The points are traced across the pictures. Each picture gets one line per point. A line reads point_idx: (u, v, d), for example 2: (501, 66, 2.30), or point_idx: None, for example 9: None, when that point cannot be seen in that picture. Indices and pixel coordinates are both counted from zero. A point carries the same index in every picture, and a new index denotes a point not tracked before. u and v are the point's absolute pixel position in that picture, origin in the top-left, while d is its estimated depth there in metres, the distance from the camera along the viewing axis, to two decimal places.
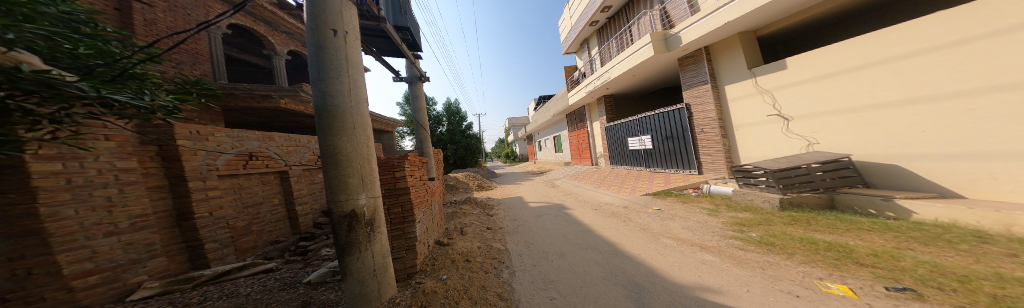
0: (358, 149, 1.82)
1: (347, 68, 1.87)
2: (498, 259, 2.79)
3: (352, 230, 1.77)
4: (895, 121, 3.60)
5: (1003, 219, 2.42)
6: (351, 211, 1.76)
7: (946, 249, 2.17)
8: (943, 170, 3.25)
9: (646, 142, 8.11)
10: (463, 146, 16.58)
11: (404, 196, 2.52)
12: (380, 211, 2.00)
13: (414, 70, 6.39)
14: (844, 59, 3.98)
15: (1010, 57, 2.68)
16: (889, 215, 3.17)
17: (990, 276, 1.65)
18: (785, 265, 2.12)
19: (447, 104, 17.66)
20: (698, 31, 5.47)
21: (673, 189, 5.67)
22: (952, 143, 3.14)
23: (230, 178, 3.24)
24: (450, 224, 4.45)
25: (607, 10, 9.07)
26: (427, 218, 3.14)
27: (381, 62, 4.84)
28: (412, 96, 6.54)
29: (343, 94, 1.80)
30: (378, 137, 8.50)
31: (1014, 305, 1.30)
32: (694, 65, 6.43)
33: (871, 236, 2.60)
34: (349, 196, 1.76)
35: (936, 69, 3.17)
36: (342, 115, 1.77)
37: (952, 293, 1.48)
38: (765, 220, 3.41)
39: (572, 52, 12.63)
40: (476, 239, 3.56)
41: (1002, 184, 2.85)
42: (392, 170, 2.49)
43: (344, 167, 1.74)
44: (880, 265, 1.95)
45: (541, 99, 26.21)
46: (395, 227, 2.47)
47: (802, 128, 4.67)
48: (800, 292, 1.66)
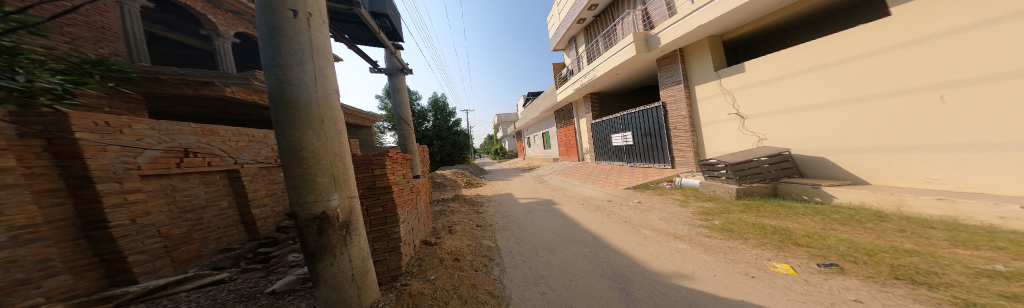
0: (328, 146, 1.67)
1: (312, 55, 1.69)
2: (488, 256, 2.77)
3: (322, 234, 1.63)
4: (825, 120, 4.25)
5: (897, 200, 3.05)
6: (319, 215, 1.60)
7: (858, 227, 2.67)
8: (858, 161, 3.91)
9: (628, 138, 8.58)
10: (451, 142, 16.09)
11: (384, 195, 2.39)
12: (357, 212, 1.88)
13: (396, 62, 5.98)
14: (790, 64, 4.57)
15: (910, 67, 3.31)
16: (817, 200, 3.79)
17: (888, 249, 2.07)
18: (743, 249, 2.42)
19: (432, 98, 16.99)
20: (674, 33, 5.85)
21: (650, 183, 6.07)
22: (867, 139, 3.79)
23: (157, 179, 2.76)
24: (438, 223, 4.33)
25: (593, 8, 9.28)
26: (412, 218, 3.00)
27: (356, 52, 4.44)
28: (397, 89, 6.05)
29: (308, 82, 1.63)
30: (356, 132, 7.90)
31: (906, 273, 1.66)
32: (670, 65, 6.88)
33: (805, 219, 3.07)
34: (322, 195, 1.63)
35: (858, 75, 3.79)
36: (304, 105, 1.59)
37: (863, 266, 1.83)
38: (724, 208, 3.85)
39: (560, 48, 12.84)
40: (466, 237, 3.51)
41: (896, 172, 3.55)
42: (371, 168, 2.34)
43: (313, 163, 1.59)
44: (814, 245, 2.31)
45: (532, 96, 27.25)
46: (374, 229, 2.34)
47: (756, 126, 5.30)
48: (755, 273, 1.92)
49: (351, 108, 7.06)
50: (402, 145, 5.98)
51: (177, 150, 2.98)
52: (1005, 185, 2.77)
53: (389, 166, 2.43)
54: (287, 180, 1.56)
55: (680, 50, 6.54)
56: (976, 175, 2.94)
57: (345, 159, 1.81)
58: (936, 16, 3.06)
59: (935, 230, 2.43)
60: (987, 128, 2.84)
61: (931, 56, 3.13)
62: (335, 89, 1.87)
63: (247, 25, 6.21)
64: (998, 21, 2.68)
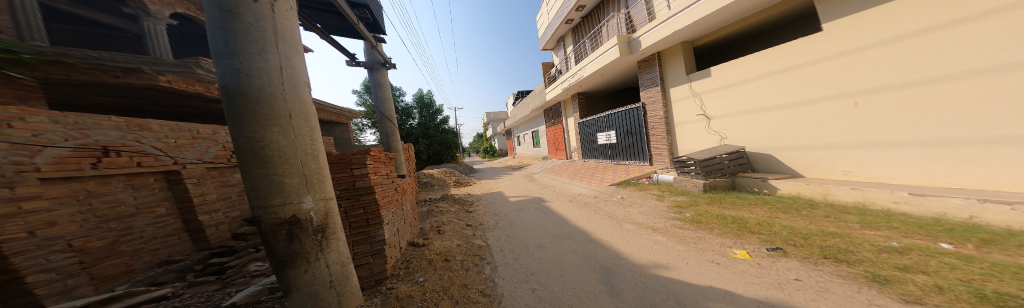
0: (297, 145, 1.53)
1: (276, 44, 1.51)
2: (479, 256, 2.75)
3: (294, 240, 1.49)
4: (775, 121, 4.81)
5: (823, 190, 3.68)
6: (288, 219, 1.46)
7: (796, 214, 3.13)
8: (801, 158, 4.50)
9: (612, 137, 8.99)
10: (438, 141, 15.65)
11: (365, 197, 2.27)
12: (333, 215, 1.76)
13: (377, 55, 5.51)
14: (749, 70, 5.09)
15: (841, 75, 3.88)
16: (764, 191, 4.38)
17: (818, 232, 2.47)
18: (709, 238, 2.70)
19: (418, 95, 16.55)
20: (652, 38, 6.18)
21: (632, 179, 6.42)
22: (807, 138, 4.37)
23: (63, 183, 2.08)
24: (426, 223, 4.22)
25: (581, 9, 9.50)
26: (397, 220, 2.88)
27: (330, 43, 4.08)
28: (378, 84, 5.58)
29: (271, 72, 1.45)
30: (332, 129, 7.33)
31: (830, 253, 2.06)
32: (649, 68, 7.26)
33: (756, 209, 3.50)
34: (294, 198, 1.50)
35: (801, 81, 4.35)
36: (267, 98, 1.42)
37: (799, 248, 2.20)
38: (694, 201, 4.23)
39: (549, 48, 13.01)
40: (456, 237, 3.44)
41: (829, 167, 4.15)
42: (349, 167, 2.21)
43: (280, 163, 1.44)
44: (761, 231, 2.68)
45: (522, 95, 27.28)
46: (355, 232, 2.22)
47: (720, 126, 5.82)
48: (719, 259, 2.21)
49: (325, 103, 6.52)
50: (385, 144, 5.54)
51: (94, 149, 2.26)
52: (904, 177, 3.39)
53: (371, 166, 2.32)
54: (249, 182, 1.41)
55: (658, 54, 6.92)
56: (891, 168, 3.51)
57: (319, 160, 1.68)
58: (862, 32, 3.62)
59: (849, 215, 2.96)
60: (905, 126, 3.35)
61: (857, 66, 3.70)
62: (305, 81, 1.70)
63: (186, 5, 5.36)
64: (921, 32, 3.11)
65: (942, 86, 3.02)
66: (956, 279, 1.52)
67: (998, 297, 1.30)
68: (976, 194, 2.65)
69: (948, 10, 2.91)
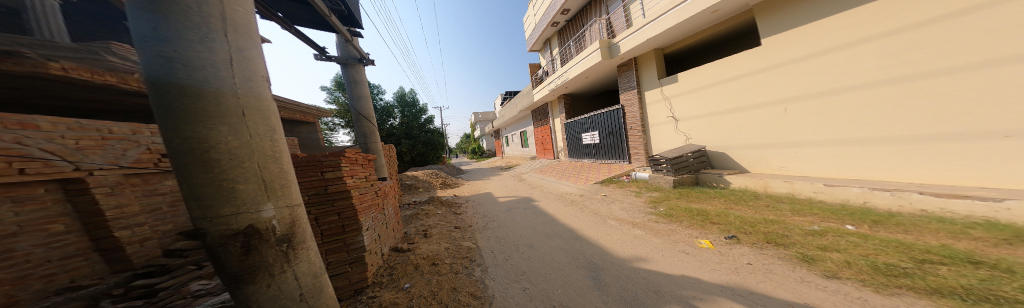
0: (254, 146, 1.15)
1: (230, 31, 1.16)
2: (468, 258, 2.68)
3: (249, 255, 1.11)
4: (733, 123, 5.35)
5: (764, 183, 4.37)
6: (242, 230, 1.08)
7: (746, 206, 3.64)
8: (752, 155, 5.09)
9: (595, 137, 9.30)
10: (422, 141, 15.13)
11: (340, 202, 2.16)
12: (302, 222, 1.39)
13: (353, 50, 4.93)
14: (710, 76, 5.60)
15: (786, 81, 4.46)
16: (718, 185, 5.01)
17: (756, 221, 3.02)
18: (680, 230, 2.98)
19: (399, 94, 16.14)
20: (629, 44, 6.54)
21: (614, 177, 6.73)
22: (760, 137, 4.93)
23: None
24: (410, 227, 4.01)
25: (566, 12, 9.76)
26: (378, 225, 2.70)
27: (295, 35, 3.67)
28: (355, 81, 5.00)
29: (218, 63, 1.08)
30: (300, 129, 6.66)
31: (772, 238, 2.57)
32: (626, 72, 7.63)
33: (717, 202, 3.94)
34: (251, 205, 1.12)
35: (754, 86, 4.90)
36: (214, 94, 1.03)
37: (748, 235, 2.68)
38: (666, 196, 4.62)
39: (536, 50, 13.19)
40: (443, 240, 3.30)
41: (774, 163, 4.76)
42: (321, 170, 2.10)
43: (230, 167, 1.05)
44: (719, 222, 3.09)
45: (508, 95, 27.33)
46: (328, 240, 2.08)
47: (688, 127, 6.30)
48: (689, 250, 2.49)
49: (291, 101, 5.89)
50: (361, 145, 5.02)
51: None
52: (825, 170, 4.12)
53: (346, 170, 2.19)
54: (187, 188, 1.02)
55: (634, 59, 7.31)
56: (836, 161, 3.98)
57: (281, 161, 1.29)
58: (801, 44, 4.23)
59: (784, 204, 3.62)
60: (847, 124, 3.83)
61: (798, 73, 4.30)
62: (263, 75, 1.31)
63: None
64: (851, 44, 3.68)
65: (883, 89, 3.46)
66: (857, 254, 2.10)
67: (882, 284, 1.68)
68: (871, 184, 3.43)
69: (886, 24, 3.35)
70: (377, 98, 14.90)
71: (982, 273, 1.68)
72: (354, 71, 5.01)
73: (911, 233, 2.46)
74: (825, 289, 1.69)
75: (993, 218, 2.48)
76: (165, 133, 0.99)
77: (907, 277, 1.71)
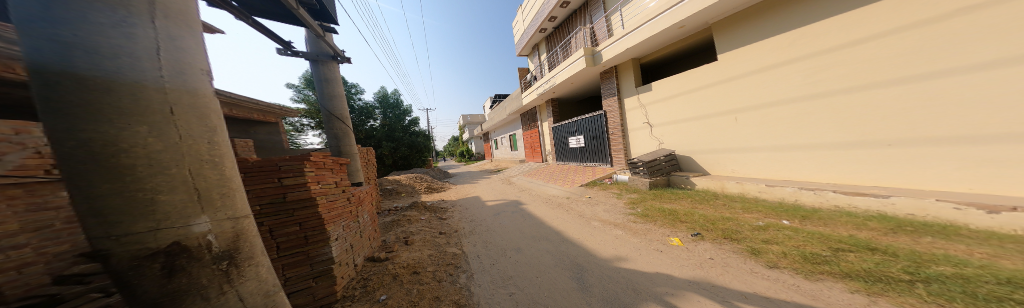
0: (185, 149, 0.92)
1: (160, 15, 0.95)
2: (453, 264, 2.56)
3: (172, 279, 0.89)
4: (698, 130, 5.81)
5: (721, 184, 4.86)
6: (163, 249, 0.86)
7: (710, 205, 4.00)
8: (713, 159, 5.59)
9: (580, 141, 9.54)
10: (406, 144, 14.54)
11: (301, 212, 2.00)
12: (251, 235, 1.16)
13: (325, 46, 4.50)
14: (678, 86, 6.05)
15: (741, 92, 4.96)
16: (685, 186, 5.46)
17: (719, 219, 3.32)
18: (655, 229, 3.17)
19: (381, 94, 15.39)
20: (610, 53, 6.89)
21: (598, 180, 6.95)
22: (720, 143, 5.42)
23: None
24: (390, 235, 3.76)
25: (553, 19, 10.03)
26: (350, 234, 2.52)
27: (254, 27, 3.26)
28: (327, 79, 4.54)
29: (137, 51, 0.87)
30: (261, 128, 5.99)
31: (728, 233, 2.85)
32: (607, 80, 8.02)
33: (686, 202, 4.28)
34: (177, 217, 0.90)
35: (715, 96, 5.39)
36: (131, 88, 0.83)
37: (709, 232, 2.95)
38: (642, 197, 4.89)
39: (524, 54, 13.36)
40: (426, 247, 3.13)
41: (732, 167, 5.27)
42: (279, 176, 1.94)
43: (148, 175, 0.84)
44: (686, 220, 3.35)
45: (497, 98, 27.21)
46: (287, 254, 1.93)
47: (660, 132, 6.75)
48: (662, 248, 2.65)
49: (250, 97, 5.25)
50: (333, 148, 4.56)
51: None
52: (771, 172, 4.68)
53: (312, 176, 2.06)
54: (86, 200, 0.80)
55: (614, 68, 7.71)
56: (783, 164, 4.49)
57: (224, 166, 1.07)
58: (752, 60, 4.77)
59: (737, 203, 4.05)
60: (790, 132, 4.38)
61: (750, 86, 4.82)
62: (201, 68, 1.09)
63: None
64: (792, 61, 4.24)
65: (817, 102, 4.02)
66: (792, 246, 2.44)
67: (809, 273, 1.96)
68: (801, 184, 4.03)
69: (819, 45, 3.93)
70: (353, 98, 13.92)
71: (877, 257, 2.10)
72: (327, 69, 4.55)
73: (829, 226, 2.92)
74: (769, 278, 1.95)
75: (885, 212, 3.09)
76: (56, 136, 0.77)
77: (828, 265, 2.05)
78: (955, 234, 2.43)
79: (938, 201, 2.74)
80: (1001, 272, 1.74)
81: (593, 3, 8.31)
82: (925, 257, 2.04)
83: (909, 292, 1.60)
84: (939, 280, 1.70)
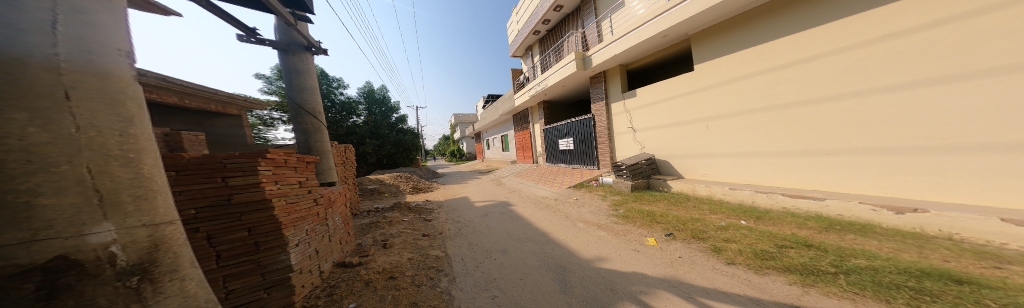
0: (83, 143, 0.81)
1: None
2: (435, 268, 2.49)
3: (52, 301, 0.74)
4: (676, 136, 6.14)
5: (691, 186, 5.22)
6: (40, 265, 0.72)
7: (685, 207, 4.27)
8: (688, 163, 5.92)
9: (569, 143, 9.73)
10: (393, 142, 14.03)
11: (249, 216, 1.93)
12: (173, 245, 1.03)
13: (298, 36, 4.07)
14: (661, 93, 6.36)
15: (715, 101, 5.27)
16: (661, 189, 5.80)
17: (690, 219, 3.55)
18: (634, 230, 3.32)
19: (366, 89, 14.75)
20: (599, 58, 7.09)
21: (584, 181, 7.13)
22: (694, 149, 5.76)
23: None
24: (368, 237, 3.60)
25: (546, 22, 10.08)
26: (315, 238, 2.43)
27: (211, 11, 2.90)
28: (300, 70, 4.07)
29: (25, 24, 0.75)
30: (220, 121, 5.41)
31: (696, 233, 3.06)
32: (596, 84, 8.23)
33: (662, 204, 4.53)
34: (65, 226, 0.77)
35: (692, 104, 5.69)
36: (16, 64, 0.72)
37: (681, 231, 3.15)
38: (625, 199, 5.11)
39: (518, 55, 13.32)
40: (406, 250, 3.02)
41: (703, 172, 5.62)
42: (225, 174, 1.86)
43: (25, 174, 0.71)
44: (662, 221, 3.55)
45: (491, 98, 26.77)
46: (231, 264, 1.85)
47: (642, 137, 7.05)
48: (638, 247, 2.79)
49: (208, 87, 4.78)
50: (302, 145, 4.02)
51: None
52: (734, 175, 5.08)
53: (265, 175, 2.00)
54: None
55: (603, 73, 7.92)
56: (747, 170, 4.86)
57: (138, 163, 0.95)
58: (726, 70, 5.08)
59: (703, 204, 4.37)
60: (755, 141, 4.72)
61: (723, 95, 5.13)
62: (117, 49, 0.98)
63: None
64: (762, 72, 4.58)
65: (778, 113, 4.39)
66: (747, 244, 2.67)
67: (758, 269, 2.18)
68: (756, 187, 4.45)
69: (783, 59, 4.31)
70: (335, 92, 13.11)
71: (811, 252, 2.39)
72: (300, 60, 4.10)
73: (776, 224, 3.25)
74: (727, 274, 2.14)
75: (822, 212, 3.51)
76: None
77: (773, 261, 2.29)
78: (870, 231, 2.85)
79: (861, 203, 3.18)
80: (902, 263, 2.06)
81: (586, 8, 8.48)
82: (845, 252, 2.35)
83: (834, 283, 1.87)
84: (855, 271, 1.99)
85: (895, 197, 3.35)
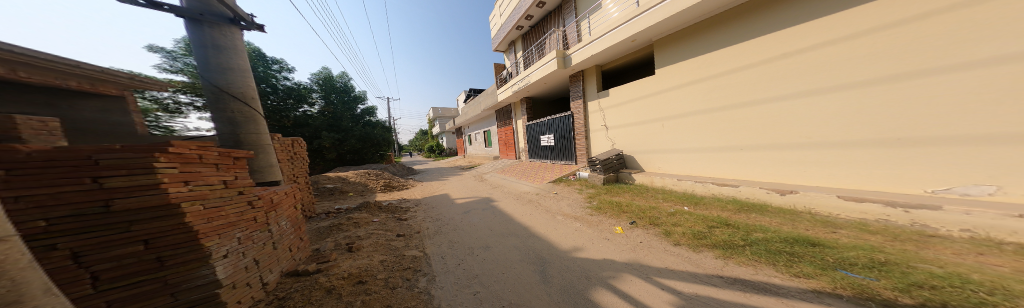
0: None
1: None
2: (411, 269, 2.37)
3: None
4: (641, 134, 6.65)
5: (648, 179, 5.83)
6: None
7: (648, 197, 4.73)
8: (650, 159, 6.46)
9: (550, 139, 9.94)
10: (358, 135, 12.84)
11: (148, 224, 1.56)
12: (6, 272, 0.74)
13: (218, 4, 3.05)
14: (629, 93, 6.81)
15: (672, 102, 5.80)
16: (625, 181, 6.37)
17: (649, 208, 3.96)
18: (604, 220, 3.59)
19: (320, 75, 13.29)
20: (578, 58, 7.30)
21: (563, 176, 7.38)
22: (654, 146, 6.31)
23: None
24: (329, 241, 3.27)
25: (529, 18, 9.97)
26: (250, 246, 2.11)
27: None
28: (219, 47, 2.98)
29: None
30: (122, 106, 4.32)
31: (654, 219, 3.44)
32: (575, 83, 8.48)
33: (628, 195, 4.96)
34: None
35: (655, 104, 6.20)
36: None
37: (643, 218, 3.52)
38: (598, 191, 5.46)
39: (500, 49, 13.07)
40: (378, 252, 2.82)
41: (660, 165, 6.22)
42: (117, 170, 1.48)
43: None
44: (626, 210, 3.89)
45: (473, 92, 25.84)
46: (121, 286, 1.48)
47: (613, 135, 7.50)
48: (609, 236, 3.02)
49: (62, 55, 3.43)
50: (225, 136, 2.92)
51: None
52: (680, 167, 5.78)
53: (169, 174, 1.63)
54: None
55: (581, 72, 8.19)
56: (695, 164, 5.46)
57: None
58: (682, 73, 5.57)
59: (657, 194, 4.90)
60: (702, 140, 5.31)
61: (678, 97, 5.66)
62: None
63: None
64: (707, 79, 5.14)
65: (719, 114, 4.99)
66: (692, 228, 3.04)
67: (692, 247, 2.57)
68: (697, 178, 5.14)
69: (724, 67, 4.89)
70: (280, 77, 11.33)
71: (728, 230, 2.91)
72: (224, 33, 3.07)
73: (711, 209, 3.82)
74: (674, 254, 2.46)
75: (736, 197, 4.31)
76: None
77: (705, 239, 2.70)
78: (765, 210, 3.61)
79: (759, 187, 4.03)
80: (783, 234, 2.69)
81: (567, 7, 8.59)
82: (747, 227, 2.95)
83: (731, 251, 2.41)
84: (755, 243, 2.51)
85: (776, 181, 4.30)
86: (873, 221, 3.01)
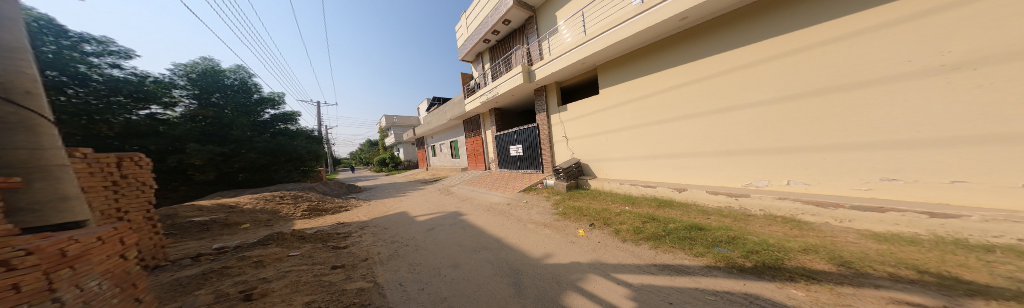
0: None
1: None
2: (358, 303, 1.92)
3: None
4: (601, 144, 7.04)
5: (598, 183, 6.43)
6: None
7: (605, 199, 5.16)
8: (606, 166, 7.00)
9: (518, 149, 10.08)
10: (258, 148, 10.66)
11: None
12: None
13: None
14: (587, 107, 7.30)
15: (622, 115, 6.33)
16: (582, 186, 6.91)
17: (603, 209, 4.28)
18: (569, 224, 3.71)
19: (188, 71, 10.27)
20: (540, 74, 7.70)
21: (532, 184, 7.45)
22: (611, 155, 6.77)
23: None
24: (217, 290, 2.35)
25: (496, 33, 10.17)
26: None
27: None
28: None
29: None
30: None
31: (609, 219, 3.71)
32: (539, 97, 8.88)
33: (586, 199, 5.31)
34: None
35: (609, 117, 6.70)
36: None
37: (602, 219, 3.78)
38: (562, 198, 5.69)
39: (467, 60, 12.95)
40: (307, 290, 2.21)
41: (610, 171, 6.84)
42: None
43: None
44: (585, 213, 4.10)
45: (435, 101, 24.62)
46: None
47: (575, 145, 7.89)
48: (575, 239, 3.09)
49: None
50: None
51: None
52: (624, 172, 6.50)
53: None
54: None
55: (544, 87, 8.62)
56: (642, 170, 6.00)
57: None
58: (626, 90, 6.14)
59: (604, 197, 5.40)
60: (648, 149, 5.82)
61: (626, 110, 6.22)
62: None
63: None
64: (644, 96, 5.76)
65: (654, 127, 5.64)
66: (638, 225, 3.35)
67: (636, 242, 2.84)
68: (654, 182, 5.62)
69: (654, 86, 5.54)
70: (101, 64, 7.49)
71: (661, 223, 3.32)
72: None
73: (644, 207, 4.38)
74: (623, 249, 2.67)
75: (655, 195, 5.12)
76: None
77: (641, 233, 3.04)
78: (672, 205, 4.39)
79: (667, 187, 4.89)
80: (682, 222, 3.29)
81: (530, 26, 9.08)
82: (663, 219, 3.47)
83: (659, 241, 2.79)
84: (670, 232, 2.99)
85: (677, 181, 5.31)
86: (724, 208, 4.10)
